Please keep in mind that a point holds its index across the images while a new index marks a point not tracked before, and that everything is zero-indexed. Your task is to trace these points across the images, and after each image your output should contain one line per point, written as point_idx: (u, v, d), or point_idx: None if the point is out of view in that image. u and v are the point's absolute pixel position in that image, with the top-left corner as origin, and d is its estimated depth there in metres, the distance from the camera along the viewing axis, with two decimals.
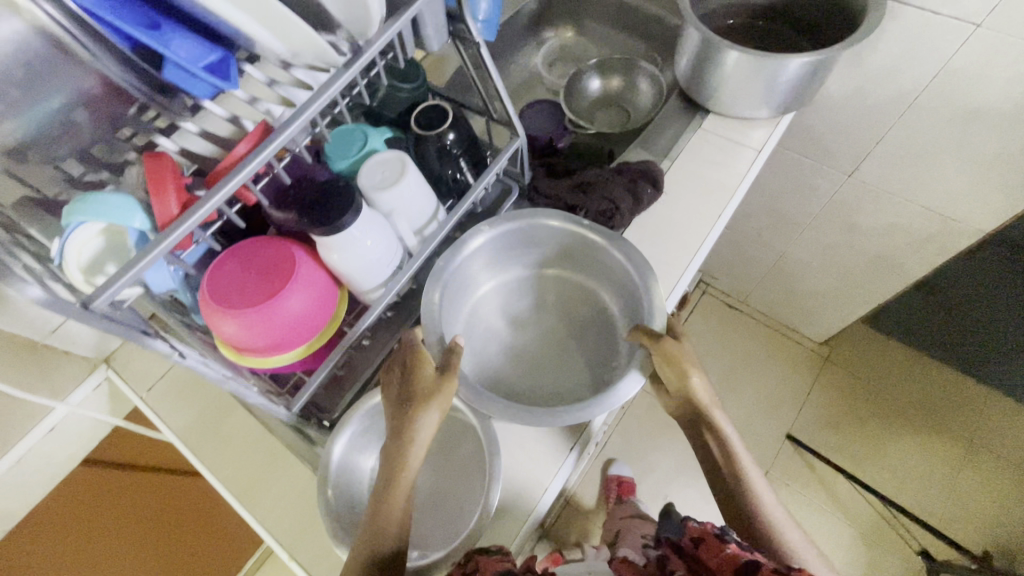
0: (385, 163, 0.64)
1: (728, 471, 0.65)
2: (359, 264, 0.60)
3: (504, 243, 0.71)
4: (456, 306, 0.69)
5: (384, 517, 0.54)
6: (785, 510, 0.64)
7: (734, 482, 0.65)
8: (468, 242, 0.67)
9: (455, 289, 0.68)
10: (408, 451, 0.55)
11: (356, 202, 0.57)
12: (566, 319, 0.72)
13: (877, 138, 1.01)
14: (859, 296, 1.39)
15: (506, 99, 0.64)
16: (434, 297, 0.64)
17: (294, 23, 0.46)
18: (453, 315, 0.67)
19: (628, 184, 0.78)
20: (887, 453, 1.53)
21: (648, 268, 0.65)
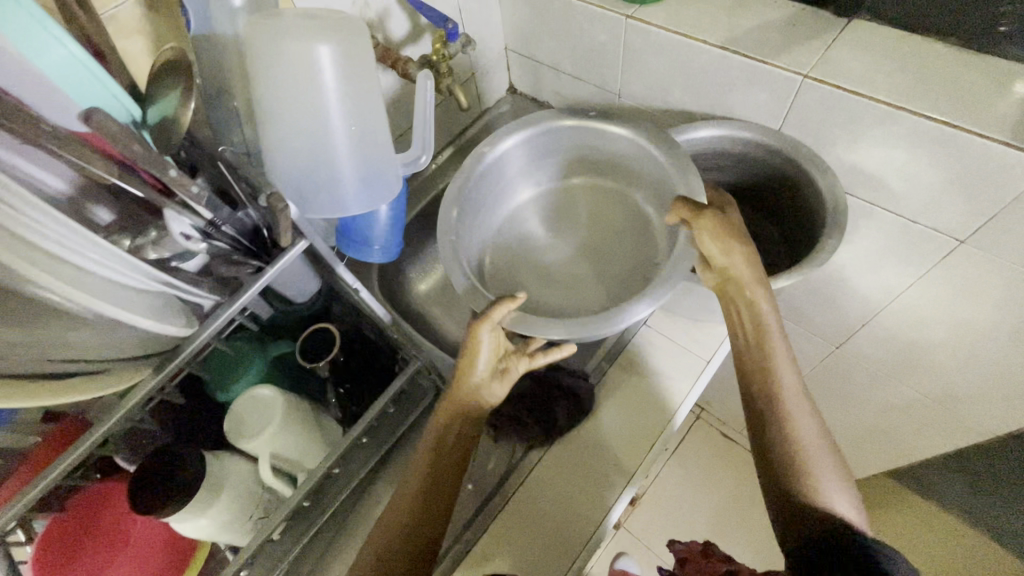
0: (259, 404, 0.59)
1: (772, 457, 0.59)
2: (209, 529, 0.55)
3: (547, 148, 0.75)
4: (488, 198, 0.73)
5: (416, 514, 0.58)
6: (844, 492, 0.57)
7: (791, 453, 0.58)
8: (503, 139, 0.71)
9: (488, 182, 0.72)
10: (461, 402, 0.63)
11: (202, 474, 0.53)
12: (597, 229, 0.77)
13: (863, 321, 0.89)
14: (863, 458, 1.23)
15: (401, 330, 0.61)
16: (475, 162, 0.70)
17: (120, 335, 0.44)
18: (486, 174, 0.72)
19: (547, 398, 0.71)
20: None
21: (687, 164, 0.66)
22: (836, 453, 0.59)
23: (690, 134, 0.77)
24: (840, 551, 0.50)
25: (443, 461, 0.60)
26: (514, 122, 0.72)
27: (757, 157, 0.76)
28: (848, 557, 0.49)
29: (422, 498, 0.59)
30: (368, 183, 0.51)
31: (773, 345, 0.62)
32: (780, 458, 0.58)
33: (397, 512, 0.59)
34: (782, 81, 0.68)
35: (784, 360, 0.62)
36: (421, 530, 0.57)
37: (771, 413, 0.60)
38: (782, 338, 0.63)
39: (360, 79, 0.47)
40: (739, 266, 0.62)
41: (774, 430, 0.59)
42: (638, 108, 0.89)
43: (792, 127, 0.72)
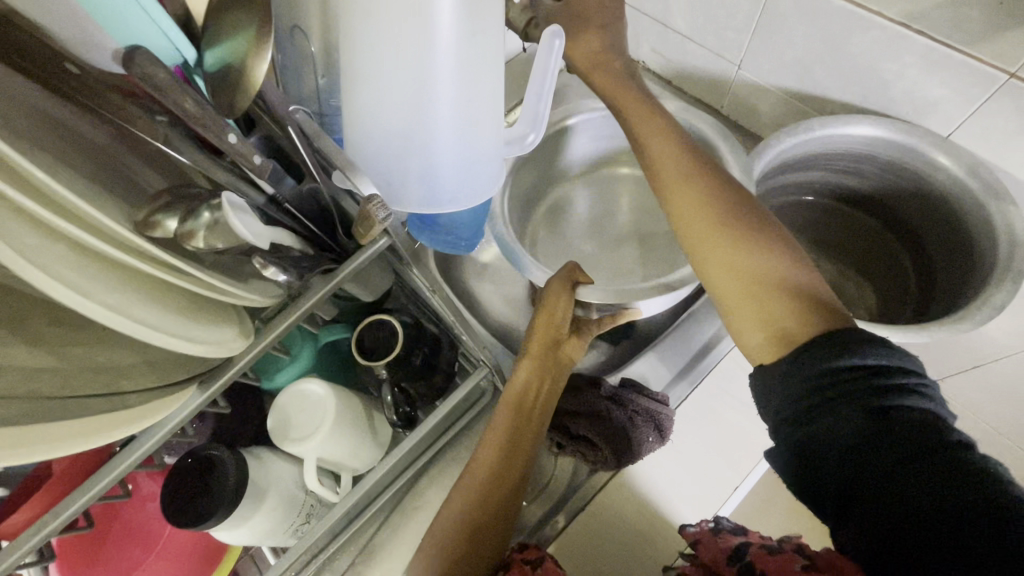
0: (307, 402, 0.52)
1: (797, 341, 0.39)
2: (248, 539, 0.49)
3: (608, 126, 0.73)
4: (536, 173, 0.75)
5: (487, 482, 0.53)
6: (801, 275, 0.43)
7: (808, 335, 0.39)
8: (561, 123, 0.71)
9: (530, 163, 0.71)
10: (547, 359, 0.57)
11: (243, 482, 0.46)
12: (640, 219, 0.76)
13: (971, 367, 0.76)
14: None
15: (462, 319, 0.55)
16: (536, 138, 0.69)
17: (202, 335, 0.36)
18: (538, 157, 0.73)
19: (625, 421, 0.61)
20: None
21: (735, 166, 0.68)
22: (833, 309, 0.40)
23: (836, 129, 0.63)
24: (864, 412, 0.33)
25: (528, 440, 0.55)
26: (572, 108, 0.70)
27: (911, 166, 0.63)
28: (891, 431, 0.32)
29: (495, 466, 0.53)
30: (467, 175, 0.42)
31: (737, 256, 0.44)
32: (820, 393, 0.35)
33: (472, 475, 0.53)
34: (977, 78, 0.54)
35: (754, 253, 0.44)
36: (494, 498, 0.53)
37: (758, 291, 0.42)
38: (751, 224, 0.45)
39: (480, 45, 0.38)
40: (679, 163, 0.50)
41: (763, 323, 0.41)
42: (759, 86, 0.73)
43: (963, 137, 0.59)
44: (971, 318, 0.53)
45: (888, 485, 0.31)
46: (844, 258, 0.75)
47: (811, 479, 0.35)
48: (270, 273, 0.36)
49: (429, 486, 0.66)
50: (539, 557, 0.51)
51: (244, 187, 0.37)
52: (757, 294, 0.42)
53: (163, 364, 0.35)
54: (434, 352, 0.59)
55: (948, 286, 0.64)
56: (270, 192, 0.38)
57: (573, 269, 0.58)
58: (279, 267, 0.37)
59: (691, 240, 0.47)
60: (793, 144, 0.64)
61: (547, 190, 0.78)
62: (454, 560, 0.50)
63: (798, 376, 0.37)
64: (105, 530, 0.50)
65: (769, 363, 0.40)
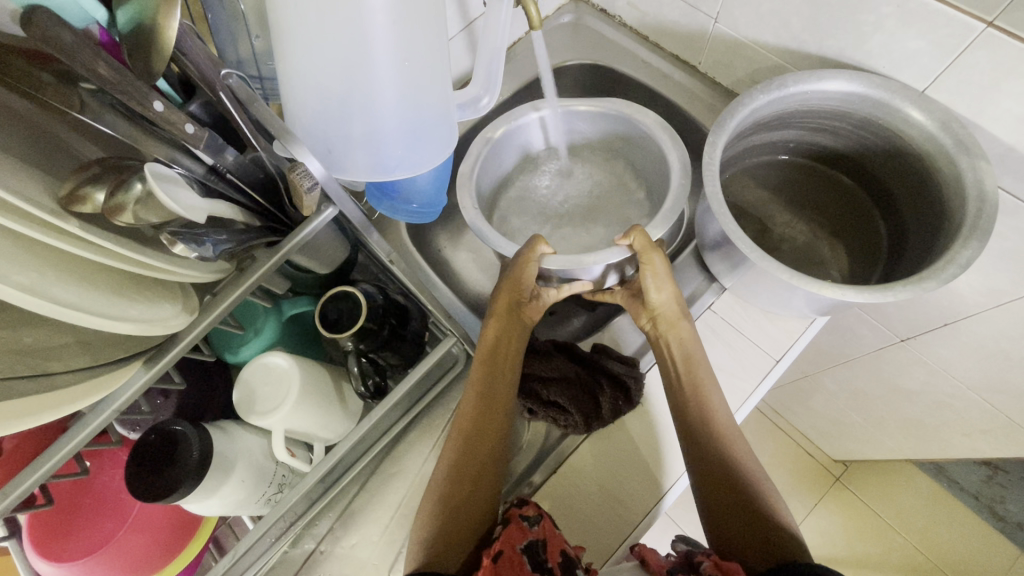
0: (271, 377, 0.52)
1: (747, 559, 0.51)
2: (220, 510, 0.50)
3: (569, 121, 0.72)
4: (501, 165, 0.72)
5: (471, 437, 0.55)
6: (764, 483, 0.56)
7: (745, 558, 0.51)
8: (518, 119, 0.69)
9: (490, 159, 0.69)
10: (512, 322, 0.61)
11: (208, 455, 0.46)
12: (608, 197, 0.74)
13: (943, 321, 0.76)
14: (886, 439, 1.15)
15: (419, 288, 0.55)
16: (495, 130, 0.68)
17: (162, 305, 0.35)
18: (501, 148, 0.70)
19: (593, 386, 0.62)
20: None
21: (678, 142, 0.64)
22: (775, 532, 0.51)
23: (810, 87, 0.61)
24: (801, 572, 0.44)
25: (504, 393, 0.57)
26: (521, 107, 0.69)
27: (885, 123, 0.61)
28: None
29: (477, 421, 0.56)
30: (414, 144, 0.43)
31: (699, 356, 0.60)
32: (722, 510, 0.54)
33: (457, 432, 0.56)
34: (953, 29, 0.52)
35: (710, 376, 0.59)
36: (479, 450, 0.55)
37: (714, 480, 0.55)
38: (737, 493, 0.54)
39: (413, 8, 0.39)
40: (669, 311, 0.61)
41: (719, 490, 0.55)
42: (736, 40, 0.70)
43: (937, 92, 0.57)
44: (936, 277, 0.52)
45: (767, 540, 0.51)
46: (823, 219, 0.74)
47: (740, 542, 0.52)
48: (181, 250, 0.33)
49: (406, 452, 0.67)
50: (537, 513, 0.52)
51: (181, 157, 0.36)
52: (712, 476, 0.56)
53: (91, 345, 0.34)
54: (403, 322, 0.59)
55: (919, 242, 0.63)
56: (210, 162, 0.37)
57: (538, 240, 0.60)
58: (194, 241, 0.34)
59: (676, 382, 0.60)
60: (765, 103, 0.63)
61: (514, 178, 0.75)
62: (449, 506, 0.52)
63: (750, 559, 0.51)
64: (78, 501, 0.50)
65: (735, 552, 0.52)
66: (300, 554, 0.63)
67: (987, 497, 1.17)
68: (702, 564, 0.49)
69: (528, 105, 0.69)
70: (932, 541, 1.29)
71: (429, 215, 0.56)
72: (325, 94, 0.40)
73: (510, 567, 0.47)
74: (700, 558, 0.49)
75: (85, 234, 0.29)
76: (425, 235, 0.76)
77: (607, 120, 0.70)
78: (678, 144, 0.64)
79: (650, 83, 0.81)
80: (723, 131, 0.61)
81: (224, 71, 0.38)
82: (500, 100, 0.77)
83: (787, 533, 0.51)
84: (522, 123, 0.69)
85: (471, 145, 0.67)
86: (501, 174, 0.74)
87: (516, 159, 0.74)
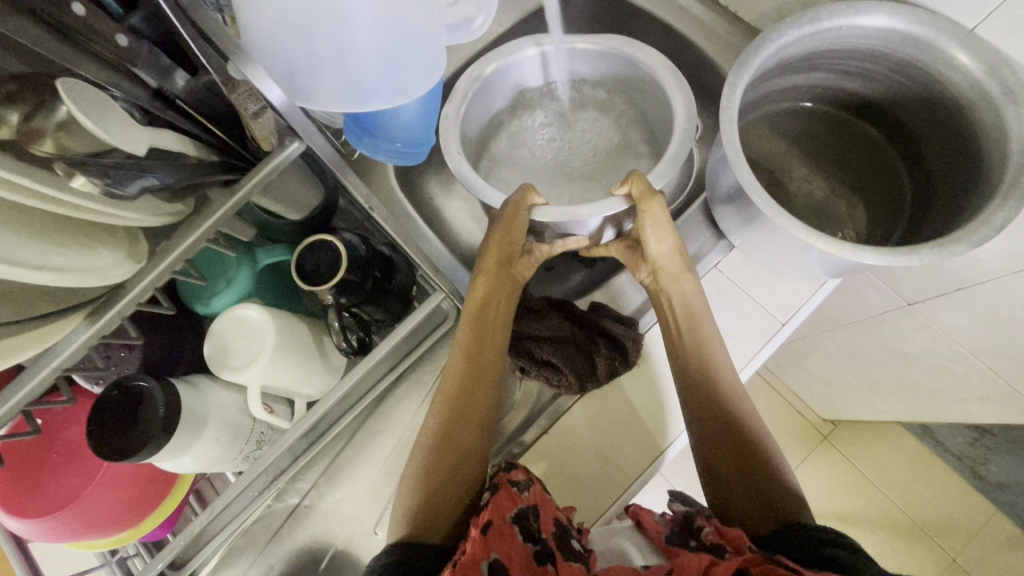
0: (243, 332, 0.48)
1: (746, 517, 0.49)
2: (195, 468, 0.48)
3: (568, 60, 0.65)
4: (491, 107, 0.66)
5: (461, 399, 0.52)
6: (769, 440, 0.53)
7: (746, 516, 0.49)
8: (511, 55, 0.63)
9: (480, 99, 0.63)
10: (502, 280, 0.57)
11: (175, 413, 0.43)
12: (610, 144, 0.68)
13: (956, 285, 0.73)
14: (878, 401, 1.15)
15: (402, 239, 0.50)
16: (483, 68, 0.61)
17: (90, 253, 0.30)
18: (491, 89, 0.64)
19: (588, 345, 0.60)
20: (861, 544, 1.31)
21: (683, 82, 0.58)
22: (779, 497, 0.49)
23: (846, 20, 0.54)
24: (811, 545, 0.42)
25: (494, 354, 0.54)
26: (513, 42, 0.62)
27: (926, 66, 0.55)
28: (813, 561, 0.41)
29: (466, 385, 0.53)
30: (394, 69, 0.37)
31: (702, 312, 0.57)
32: (723, 469, 0.52)
33: (445, 395, 0.53)
34: None
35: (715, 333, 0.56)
36: (471, 413, 0.53)
37: (717, 438, 0.53)
38: (742, 452, 0.52)
39: None
40: (671, 263, 0.57)
41: (722, 452, 0.53)
42: None
43: (988, 31, 0.51)
44: (965, 240, 0.48)
45: (771, 500, 0.49)
46: (843, 175, 0.68)
47: (739, 507, 0.50)
48: (81, 184, 0.27)
49: (392, 409, 0.64)
50: (526, 479, 0.48)
51: (120, 81, 0.32)
52: (714, 438, 0.53)
53: (19, 299, 0.30)
54: (387, 275, 0.55)
55: (946, 203, 0.58)
56: (156, 87, 0.34)
57: (529, 189, 0.56)
58: (121, 180, 0.29)
59: (678, 341, 0.57)
60: (794, 40, 0.56)
61: (504, 122, 0.69)
62: (442, 471, 0.50)
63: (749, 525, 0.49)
64: (43, 456, 0.48)
65: (738, 514, 0.50)
66: (284, 508, 0.62)
67: (972, 459, 1.18)
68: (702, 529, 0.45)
69: (527, 40, 0.63)
70: (912, 498, 1.32)
71: (413, 157, 0.51)
72: (283, 10, 0.33)
73: (502, 540, 0.44)
74: (702, 524, 0.46)
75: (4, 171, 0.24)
76: (413, 180, 0.70)
77: (612, 60, 0.63)
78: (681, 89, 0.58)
79: (663, 16, 0.73)
80: (744, 71, 0.54)
81: None
82: (497, 30, 0.70)
83: (791, 497, 0.49)
84: (516, 60, 0.63)
85: (458, 81, 0.61)
86: (492, 115, 0.67)
87: (508, 101, 0.68)
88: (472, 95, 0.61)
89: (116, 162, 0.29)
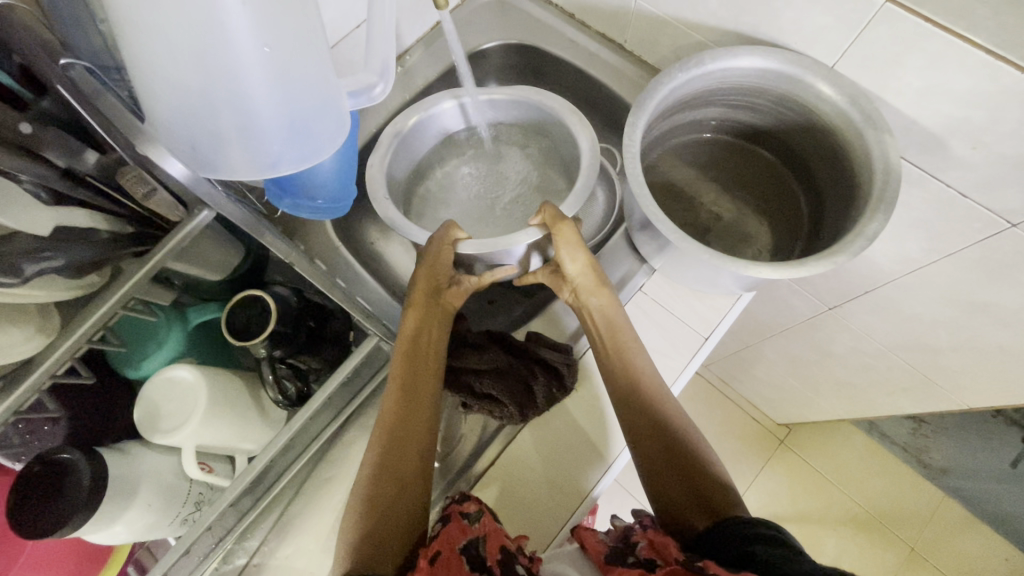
0: (173, 393, 0.48)
1: (684, 521, 0.51)
2: (129, 537, 0.47)
3: (489, 110, 0.69)
4: (418, 152, 0.70)
5: (398, 431, 0.53)
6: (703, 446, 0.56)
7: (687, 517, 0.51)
8: (433, 108, 0.67)
9: (405, 149, 0.67)
10: (431, 310, 0.60)
11: (100, 485, 0.43)
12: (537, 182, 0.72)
13: (864, 288, 0.79)
14: (822, 402, 1.21)
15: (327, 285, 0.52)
16: (404, 122, 0.65)
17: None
18: (415, 138, 0.68)
19: (526, 374, 0.62)
20: (824, 546, 1.35)
21: (582, 124, 0.63)
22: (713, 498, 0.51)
23: (726, 63, 0.61)
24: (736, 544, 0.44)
25: (429, 384, 0.56)
26: (435, 97, 0.67)
27: (800, 98, 0.62)
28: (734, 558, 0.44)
29: (403, 417, 0.54)
30: (302, 133, 0.39)
31: (622, 325, 0.60)
32: (662, 474, 0.54)
33: (383, 430, 0.54)
34: (856, 4, 0.52)
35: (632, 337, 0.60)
36: (410, 445, 0.53)
37: (652, 443, 0.55)
38: (674, 455, 0.54)
39: None
40: (587, 281, 0.61)
41: (659, 458, 0.55)
42: (658, 17, 0.70)
43: (846, 67, 0.58)
44: (846, 250, 0.54)
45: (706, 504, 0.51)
46: (748, 196, 0.75)
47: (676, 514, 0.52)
48: None
49: (340, 455, 0.64)
50: (476, 510, 0.50)
51: (26, 164, 0.33)
52: (647, 440, 0.56)
53: None
54: (322, 324, 0.58)
55: (835, 214, 0.65)
56: (62, 166, 0.36)
57: (453, 227, 0.60)
58: (13, 263, 0.31)
59: (605, 355, 0.60)
60: (684, 81, 0.62)
61: (433, 167, 0.73)
62: (382, 503, 0.50)
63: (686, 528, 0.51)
64: None
65: (680, 519, 0.51)
66: (231, 570, 0.60)
67: (915, 448, 1.25)
68: (638, 545, 0.47)
69: (446, 92, 0.67)
70: (868, 492, 1.37)
71: (335, 211, 0.54)
72: (186, 95, 0.35)
73: (446, 567, 0.44)
74: (637, 538, 0.48)
75: None
76: (351, 227, 0.72)
77: (526, 109, 0.68)
78: (587, 131, 0.63)
79: (577, 62, 0.79)
80: (643, 112, 0.60)
81: (63, 61, 0.36)
82: (423, 83, 0.74)
83: (721, 488, 0.52)
84: (438, 112, 0.68)
85: (383, 134, 0.65)
86: (421, 162, 0.71)
87: (435, 146, 0.72)
88: (396, 148, 0.65)
89: (31, 253, 0.32)
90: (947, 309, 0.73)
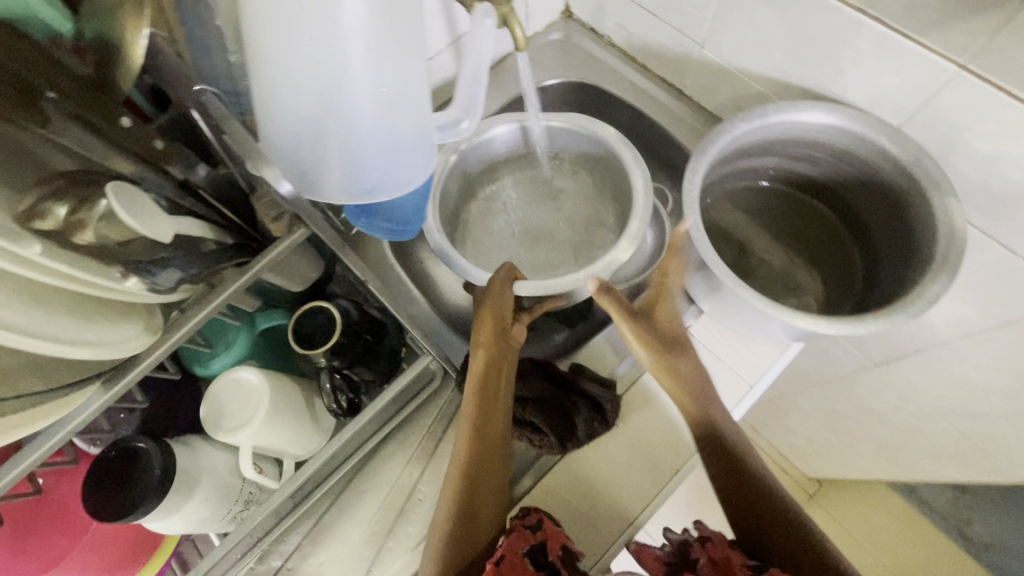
0: (242, 392, 0.51)
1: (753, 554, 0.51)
2: (183, 528, 0.49)
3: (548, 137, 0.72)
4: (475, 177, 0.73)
5: (471, 474, 0.53)
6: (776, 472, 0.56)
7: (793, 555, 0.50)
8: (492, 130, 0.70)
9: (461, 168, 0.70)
10: (501, 347, 0.58)
11: (169, 475, 0.45)
12: (589, 215, 0.74)
13: (914, 348, 0.78)
14: (858, 460, 1.17)
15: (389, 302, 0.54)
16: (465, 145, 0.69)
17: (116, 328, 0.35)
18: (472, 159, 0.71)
19: (569, 406, 0.63)
20: None
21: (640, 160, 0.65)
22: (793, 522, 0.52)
23: (789, 117, 0.62)
24: None
25: (500, 419, 0.56)
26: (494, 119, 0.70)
27: (862, 155, 0.62)
28: None
29: (475, 459, 0.54)
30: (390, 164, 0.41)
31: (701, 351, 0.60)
32: (739, 498, 0.54)
33: (458, 471, 0.53)
34: (927, 69, 0.53)
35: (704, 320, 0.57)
36: (481, 485, 0.54)
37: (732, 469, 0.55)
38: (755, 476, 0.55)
39: (394, 31, 0.36)
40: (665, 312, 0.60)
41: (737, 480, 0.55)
42: (721, 67, 0.71)
43: (911, 128, 0.59)
44: (906, 310, 0.53)
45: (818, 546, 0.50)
46: (800, 246, 0.75)
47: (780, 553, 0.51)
48: (130, 280, 0.34)
49: (379, 467, 0.66)
50: (537, 520, 0.52)
51: (153, 175, 0.38)
52: (721, 461, 0.56)
53: (47, 366, 0.35)
54: (378, 338, 0.59)
55: (892, 273, 0.64)
56: (182, 178, 0.41)
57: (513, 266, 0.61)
58: (151, 271, 0.36)
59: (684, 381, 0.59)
60: (746, 131, 0.64)
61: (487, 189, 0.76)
62: (460, 542, 0.51)
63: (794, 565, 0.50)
64: (34, 516, 0.49)
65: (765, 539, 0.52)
66: (266, 570, 0.62)
67: (956, 518, 1.19)
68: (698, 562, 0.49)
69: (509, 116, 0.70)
70: (902, 560, 1.31)
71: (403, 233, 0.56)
72: (296, 118, 0.38)
73: (512, 569, 0.46)
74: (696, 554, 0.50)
75: (50, 261, 0.29)
76: (406, 246, 0.75)
77: (582, 139, 0.70)
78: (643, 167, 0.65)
79: (635, 103, 0.81)
80: (703, 158, 0.61)
81: (196, 87, 0.42)
82: (487, 115, 0.77)
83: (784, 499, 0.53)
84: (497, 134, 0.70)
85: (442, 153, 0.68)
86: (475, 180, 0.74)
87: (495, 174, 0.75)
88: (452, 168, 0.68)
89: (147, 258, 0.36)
90: (1002, 378, 0.71)
